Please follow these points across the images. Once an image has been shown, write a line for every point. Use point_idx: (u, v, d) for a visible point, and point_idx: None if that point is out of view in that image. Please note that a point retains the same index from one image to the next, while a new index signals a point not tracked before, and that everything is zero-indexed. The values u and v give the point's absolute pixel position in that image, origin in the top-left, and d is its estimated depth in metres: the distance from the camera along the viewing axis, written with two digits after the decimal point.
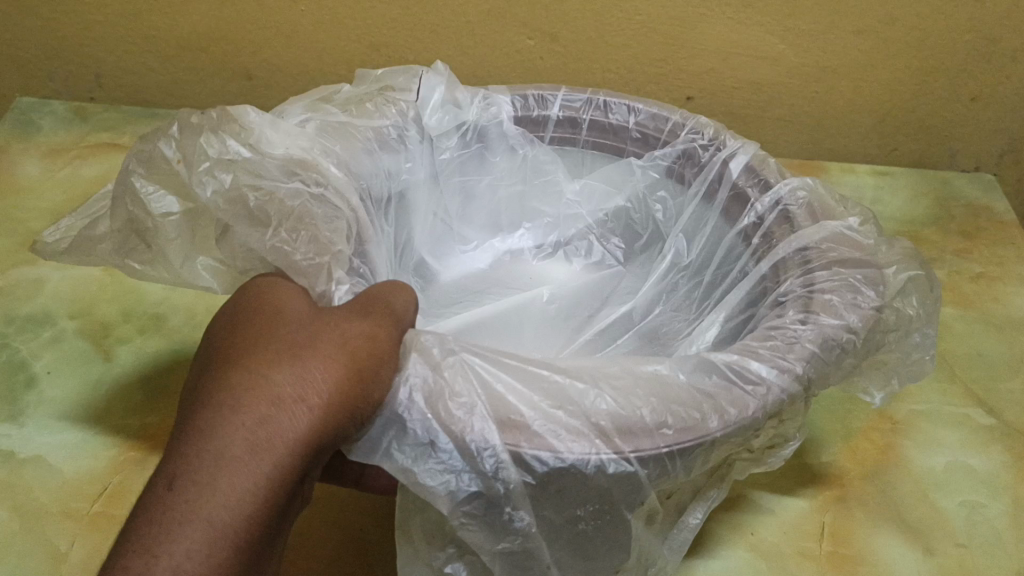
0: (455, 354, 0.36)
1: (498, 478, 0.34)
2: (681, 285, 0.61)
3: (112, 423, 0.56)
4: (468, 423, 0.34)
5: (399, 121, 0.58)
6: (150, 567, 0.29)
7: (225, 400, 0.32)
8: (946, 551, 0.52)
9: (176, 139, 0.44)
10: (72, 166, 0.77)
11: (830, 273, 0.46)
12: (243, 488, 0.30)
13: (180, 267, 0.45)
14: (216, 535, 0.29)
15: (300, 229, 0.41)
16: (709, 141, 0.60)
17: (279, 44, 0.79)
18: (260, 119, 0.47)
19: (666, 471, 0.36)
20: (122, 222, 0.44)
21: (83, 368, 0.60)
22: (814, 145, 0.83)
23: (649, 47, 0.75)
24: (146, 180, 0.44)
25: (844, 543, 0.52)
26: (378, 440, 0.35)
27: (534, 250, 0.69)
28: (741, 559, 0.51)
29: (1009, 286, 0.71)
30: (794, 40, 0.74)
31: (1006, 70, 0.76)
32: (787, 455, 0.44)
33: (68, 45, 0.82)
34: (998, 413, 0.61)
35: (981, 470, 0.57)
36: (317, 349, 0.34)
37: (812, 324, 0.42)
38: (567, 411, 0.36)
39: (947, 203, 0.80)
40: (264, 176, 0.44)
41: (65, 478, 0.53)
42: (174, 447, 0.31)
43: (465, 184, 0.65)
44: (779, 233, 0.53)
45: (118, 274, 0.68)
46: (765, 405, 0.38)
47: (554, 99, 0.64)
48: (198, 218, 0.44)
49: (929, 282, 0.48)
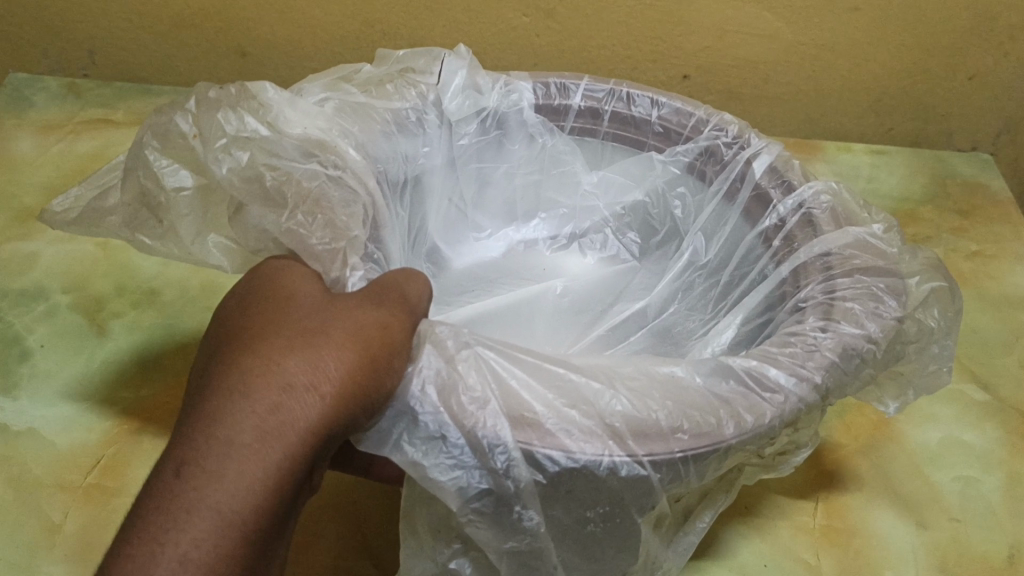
0: (469, 347, 0.37)
1: (509, 475, 0.34)
2: (697, 284, 0.61)
3: (106, 396, 0.56)
4: (481, 419, 0.34)
5: (418, 104, 0.57)
6: (155, 556, 0.29)
7: (234, 387, 0.31)
8: (940, 525, 0.53)
9: (192, 113, 0.44)
10: (64, 141, 0.77)
11: (851, 281, 0.46)
12: (252, 476, 0.30)
13: (191, 244, 0.44)
14: (223, 523, 0.29)
15: (316, 212, 0.41)
16: (732, 139, 0.60)
17: (271, 19, 0.78)
18: (279, 97, 0.46)
19: (679, 476, 0.36)
20: (133, 196, 0.44)
21: (77, 342, 0.60)
22: (810, 124, 0.83)
23: (645, 24, 0.74)
24: (160, 154, 0.43)
25: (838, 517, 0.53)
26: (388, 432, 0.35)
27: (548, 241, 0.70)
28: (737, 534, 0.52)
29: (1005, 263, 0.71)
30: (791, 18, 0.73)
31: (1004, 51, 0.75)
32: (797, 462, 0.45)
33: (60, 21, 0.81)
34: (992, 389, 0.61)
35: (976, 445, 0.57)
36: (330, 336, 0.34)
37: (832, 333, 0.42)
38: (580, 411, 0.36)
39: (944, 181, 0.80)
40: (281, 156, 0.44)
41: (59, 450, 0.53)
42: (183, 433, 0.31)
43: (481, 171, 0.65)
44: (800, 237, 0.52)
45: (111, 249, 0.68)
46: (782, 414, 0.38)
47: (577, 88, 0.63)
48: (211, 194, 0.44)
49: (952, 294, 0.47)
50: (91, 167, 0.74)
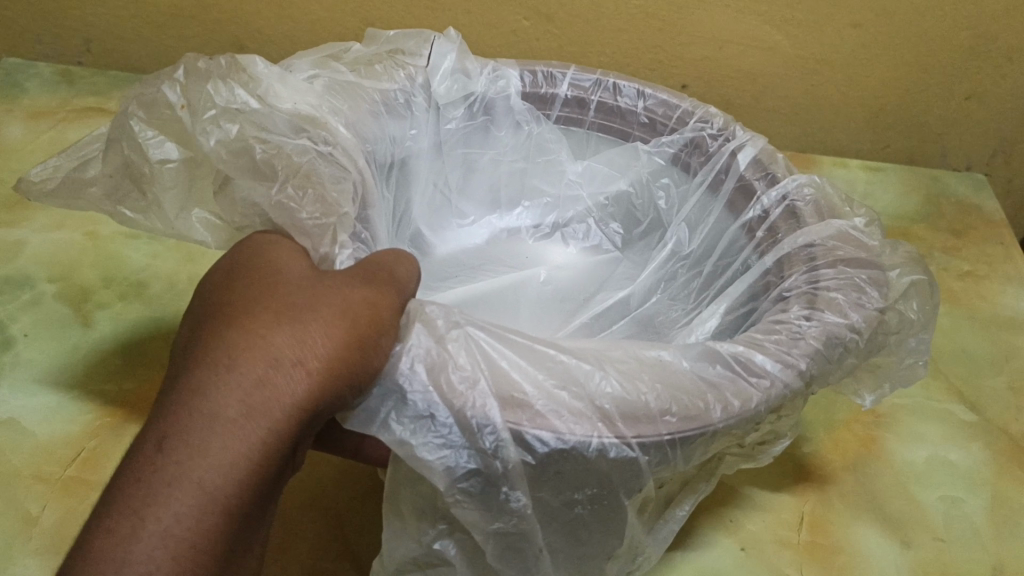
0: (459, 328, 0.37)
1: (497, 456, 0.34)
2: (680, 274, 0.61)
3: (88, 388, 0.55)
4: (469, 398, 0.35)
5: (406, 85, 0.57)
6: (137, 530, 0.28)
7: (219, 360, 0.31)
8: (924, 544, 0.52)
9: (180, 84, 0.43)
10: (56, 129, 0.76)
11: (835, 271, 0.46)
12: (237, 452, 0.30)
13: (174, 218, 0.44)
14: (207, 498, 0.29)
15: (307, 186, 0.41)
16: (717, 131, 0.60)
17: (272, 14, 0.78)
18: (269, 72, 0.46)
19: (665, 459, 0.37)
20: (116, 167, 0.43)
21: (62, 331, 0.59)
22: (806, 138, 0.83)
23: (644, 32, 0.74)
24: (146, 125, 0.43)
25: (822, 532, 0.52)
26: (376, 411, 0.35)
27: (532, 230, 0.70)
28: (720, 546, 0.51)
29: (996, 285, 0.71)
30: (791, 31, 0.73)
31: (1002, 72, 0.75)
32: (776, 452, 0.46)
33: (57, 8, 0.80)
34: (980, 409, 0.61)
35: (962, 465, 0.57)
36: (317, 312, 0.33)
37: (817, 321, 0.43)
38: (571, 392, 0.36)
39: (937, 200, 0.80)
40: (270, 131, 0.44)
41: (38, 440, 0.52)
42: (164, 409, 0.31)
43: (467, 156, 0.65)
44: (785, 228, 0.52)
45: (99, 239, 0.67)
46: (768, 399, 0.39)
47: (563, 78, 0.63)
48: (197, 167, 0.43)
49: (930, 288, 0.47)
50: None
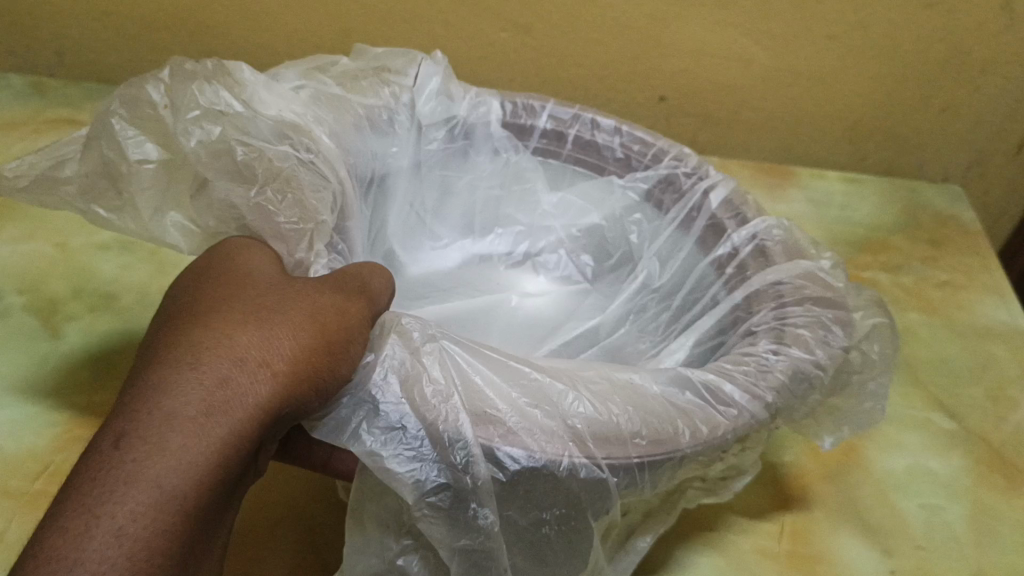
0: (434, 341, 0.37)
1: (468, 471, 0.34)
2: (649, 307, 0.61)
3: (55, 401, 0.54)
4: (442, 412, 0.35)
5: (390, 103, 0.56)
6: (91, 527, 0.28)
7: (182, 360, 0.32)
8: (905, 552, 0.52)
9: (165, 83, 0.42)
10: (27, 139, 0.74)
11: (802, 309, 0.47)
12: (197, 448, 0.30)
13: (149, 220, 0.43)
14: (164, 495, 0.28)
15: (286, 190, 0.42)
16: (692, 170, 0.61)
17: (246, 24, 0.77)
18: (255, 79, 0.46)
19: (634, 482, 0.37)
20: (93, 166, 0.42)
21: (28, 344, 0.57)
22: (783, 150, 0.83)
23: (623, 44, 0.74)
24: (127, 123, 0.42)
25: (804, 542, 0.52)
26: (347, 420, 0.35)
27: (504, 257, 0.70)
28: (700, 556, 0.50)
29: (972, 294, 0.72)
30: (768, 44, 0.74)
31: (976, 84, 0.76)
32: (738, 489, 0.46)
33: (27, 19, 0.79)
34: (959, 417, 0.61)
35: (942, 473, 0.57)
36: (282, 322, 0.34)
37: (784, 355, 0.44)
38: (543, 411, 0.36)
39: (914, 211, 0.81)
40: (253, 135, 0.43)
41: (3, 454, 0.50)
42: (123, 407, 0.31)
43: (444, 178, 0.64)
44: (754, 266, 0.53)
45: (70, 251, 0.66)
46: (736, 428, 0.39)
47: (543, 109, 0.64)
48: (176, 169, 0.42)
49: (892, 332, 0.48)
50: None
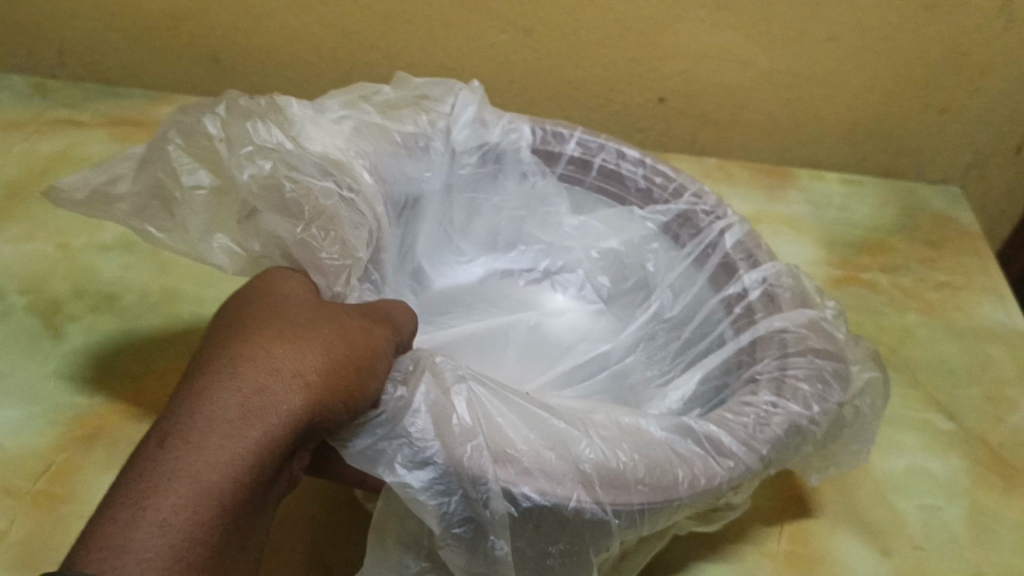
0: (465, 382, 0.38)
1: (486, 506, 0.35)
2: (659, 335, 0.61)
3: (58, 402, 0.54)
4: (466, 449, 0.36)
5: (427, 130, 0.57)
6: (137, 518, 0.29)
7: (224, 367, 0.33)
8: (903, 552, 0.52)
9: (221, 118, 0.44)
10: (29, 139, 0.75)
11: (803, 359, 0.47)
12: (236, 449, 0.31)
13: (196, 240, 0.42)
14: (204, 490, 0.30)
15: (329, 228, 0.43)
16: (710, 209, 0.62)
17: (247, 25, 0.77)
18: (303, 114, 0.49)
19: (634, 522, 0.37)
20: (148, 186, 0.42)
21: (32, 345, 0.58)
22: (783, 151, 0.83)
23: (623, 46, 0.75)
24: (183, 151, 0.43)
25: (803, 542, 0.52)
26: (384, 452, 0.36)
27: (525, 273, 0.69)
28: (700, 556, 0.51)
29: (970, 295, 0.72)
30: (767, 46, 0.74)
31: (975, 87, 0.77)
32: (727, 519, 0.47)
33: (29, 18, 0.79)
34: (957, 419, 0.61)
35: (940, 474, 0.57)
36: (317, 335, 0.36)
37: (782, 408, 0.43)
38: (557, 454, 0.37)
39: (914, 212, 0.81)
40: (301, 171, 0.44)
41: (7, 454, 0.50)
42: (168, 412, 0.32)
43: (473, 201, 0.65)
44: (762, 309, 0.53)
45: (72, 251, 0.66)
46: (731, 478, 0.40)
47: (570, 137, 0.66)
48: (227, 196, 0.43)
49: (884, 386, 0.49)
50: (55, 167, 0.72)
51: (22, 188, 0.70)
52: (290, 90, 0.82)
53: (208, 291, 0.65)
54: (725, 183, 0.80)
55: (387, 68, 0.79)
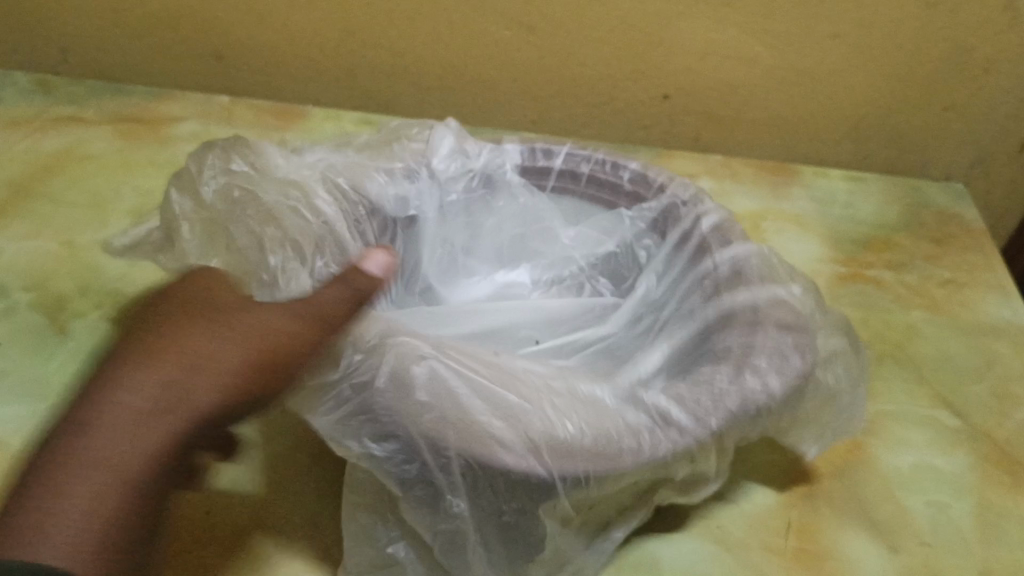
0: (427, 359, 0.41)
1: (438, 470, 0.39)
2: (644, 319, 0.60)
3: (63, 398, 0.53)
4: (422, 416, 0.39)
5: (410, 163, 0.62)
6: (51, 502, 0.35)
7: (136, 363, 0.40)
8: (911, 548, 0.52)
9: (202, 158, 0.53)
10: (33, 137, 0.74)
11: (765, 334, 0.48)
12: (147, 445, 0.38)
13: (194, 262, 0.49)
14: (119, 476, 0.37)
15: (268, 224, 0.49)
16: (687, 201, 0.62)
17: (252, 23, 0.77)
18: (276, 153, 0.56)
19: (581, 485, 0.39)
20: (167, 225, 0.52)
21: (36, 341, 0.57)
22: (788, 148, 0.83)
23: (627, 43, 0.75)
24: (179, 194, 0.51)
25: (810, 539, 0.52)
26: (358, 425, 0.40)
27: (531, 287, 0.65)
28: (707, 552, 0.50)
29: (976, 292, 0.72)
30: (770, 43, 0.74)
31: (979, 83, 0.77)
32: (708, 493, 0.48)
33: (33, 16, 0.79)
34: (965, 415, 0.61)
35: (948, 471, 0.57)
36: (236, 330, 0.41)
37: (737, 383, 0.45)
38: (507, 425, 0.39)
39: (919, 210, 0.81)
40: (258, 188, 0.51)
41: (11, 451, 0.50)
42: (84, 399, 0.39)
43: (471, 222, 0.65)
44: (731, 283, 0.54)
45: (76, 248, 0.65)
46: (675, 448, 0.41)
47: (558, 152, 0.66)
48: (216, 222, 0.50)
49: (854, 356, 0.54)
50: (59, 165, 0.72)
51: (27, 185, 0.70)
52: (294, 88, 0.82)
53: None
54: (731, 182, 0.80)
55: (391, 65, 0.79)
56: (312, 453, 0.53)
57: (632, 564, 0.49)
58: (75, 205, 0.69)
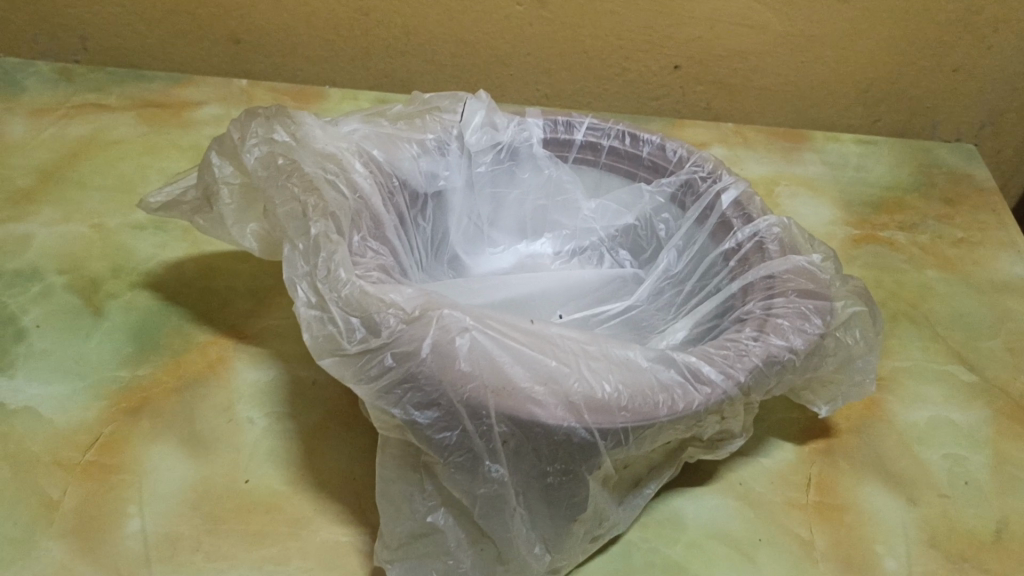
0: (466, 333, 0.42)
1: (483, 435, 0.41)
2: (666, 291, 0.61)
3: (102, 376, 0.55)
4: (466, 388, 0.41)
5: (441, 136, 0.62)
6: None
7: None
8: (929, 500, 0.53)
9: (239, 123, 0.54)
10: (59, 125, 0.76)
11: (786, 299, 0.51)
12: None
13: (231, 227, 0.53)
14: None
15: (312, 193, 0.49)
16: (708, 174, 0.63)
17: (268, 5, 0.78)
18: (314, 123, 0.56)
19: (621, 443, 0.43)
20: (202, 189, 0.55)
21: (73, 322, 0.59)
22: (799, 114, 0.84)
23: (638, 14, 0.76)
24: (221, 158, 0.54)
25: (830, 493, 0.53)
26: (399, 396, 0.41)
27: (553, 258, 0.68)
28: (730, 507, 0.52)
29: (988, 250, 0.73)
30: (780, 9, 0.75)
31: (988, 43, 0.78)
32: (735, 449, 0.50)
33: (53, 6, 0.80)
34: (979, 370, 0.62)
35: (964, 424, 0.58)
36: None
37: (763, 341, 0.47)
38: (548, 389, 0.42)
39: (929, 171, 0.82)
40: (297, 159, 0.52)
41: (55, 427, 0.52)
42: None
43: (496, 195, 0.66)
44: (754, 260, 0.55)
45: (106, 231, 0.67)
46: (709, 402, 0.44)
47: (580, 125, 0.67)
48: (250, 189, 0.53)
49: (871, 316, 0.53)
50: (85, 151, 0.74)
51: (55, 172, 0.71)
52: (309, 68, 0.83)
53: (240, 266, 0.66)
54: (744, 148, 0.81)
55: (404, 43, 0.80)
56: (344, 421, 0.55)
57: (658, 521, 0.50)
58: (103, 188, 0.70)
